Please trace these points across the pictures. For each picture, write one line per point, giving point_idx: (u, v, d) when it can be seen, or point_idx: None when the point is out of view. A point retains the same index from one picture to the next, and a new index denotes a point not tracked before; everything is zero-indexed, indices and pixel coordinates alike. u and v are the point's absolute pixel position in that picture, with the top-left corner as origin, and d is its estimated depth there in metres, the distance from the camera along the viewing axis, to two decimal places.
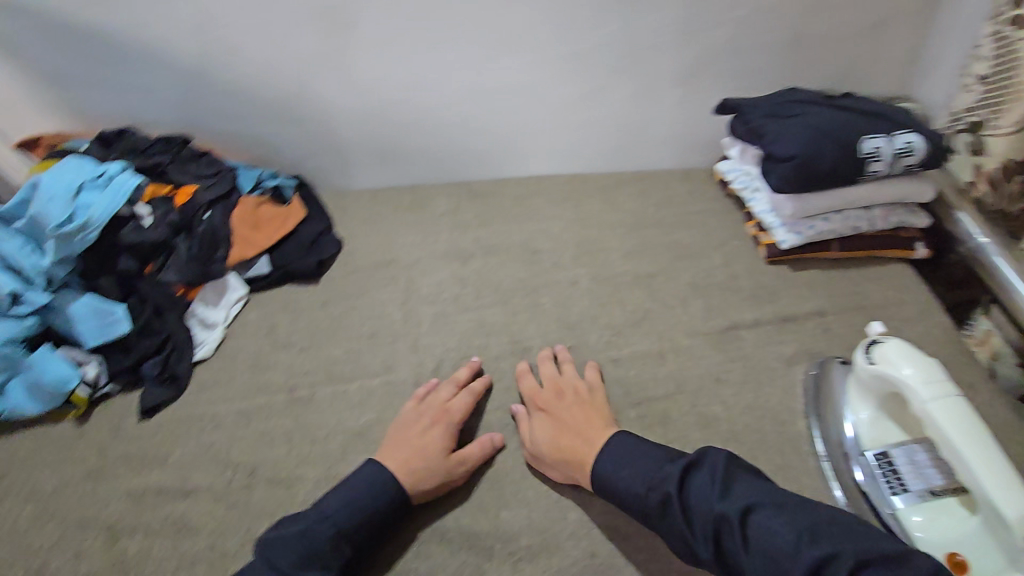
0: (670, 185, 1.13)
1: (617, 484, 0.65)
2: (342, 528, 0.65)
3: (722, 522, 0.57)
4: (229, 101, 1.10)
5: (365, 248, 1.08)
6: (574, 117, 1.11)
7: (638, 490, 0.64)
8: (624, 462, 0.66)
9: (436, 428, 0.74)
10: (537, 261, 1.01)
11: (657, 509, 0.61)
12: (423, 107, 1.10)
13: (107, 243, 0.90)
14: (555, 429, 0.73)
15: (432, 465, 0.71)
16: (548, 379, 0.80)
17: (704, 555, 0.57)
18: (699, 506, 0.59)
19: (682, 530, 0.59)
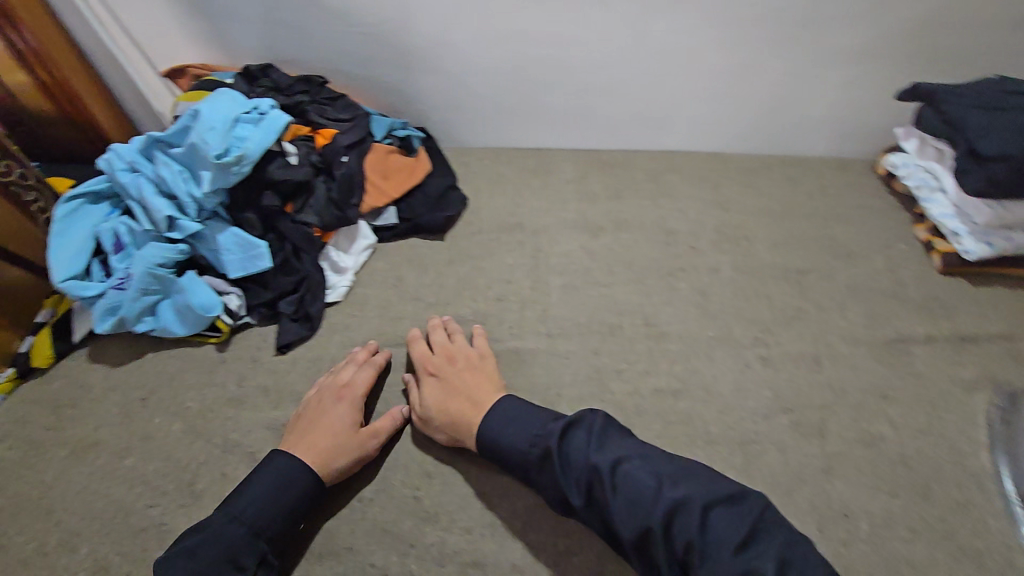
0: (824, 173, 1.03)
1: (504, 441, 0.66)
2: (276, 504, 0.63)
3: (586, 471, 0.59)
4: (364, 44, 1.06)
5: (490, 209, 1.06)
6: (728, 90, 1.01)
7: (526, 444, 0.64)
8: (507, 418, 0.67)
9: (338, 405, 0.72)
10: (673, 241, 0.95)
11: (538, 462, 0.62)
12: (565, 66, 1.03)
13: (256, 178, 0.92)
14: (445, 394, 0.73)
15: (341, 444, 0.68)
16: (440, 346, 0.79)
17: (579, 504, 0.59)
18: (569, 458, 0.61)
19: (558, 480, 0.61)
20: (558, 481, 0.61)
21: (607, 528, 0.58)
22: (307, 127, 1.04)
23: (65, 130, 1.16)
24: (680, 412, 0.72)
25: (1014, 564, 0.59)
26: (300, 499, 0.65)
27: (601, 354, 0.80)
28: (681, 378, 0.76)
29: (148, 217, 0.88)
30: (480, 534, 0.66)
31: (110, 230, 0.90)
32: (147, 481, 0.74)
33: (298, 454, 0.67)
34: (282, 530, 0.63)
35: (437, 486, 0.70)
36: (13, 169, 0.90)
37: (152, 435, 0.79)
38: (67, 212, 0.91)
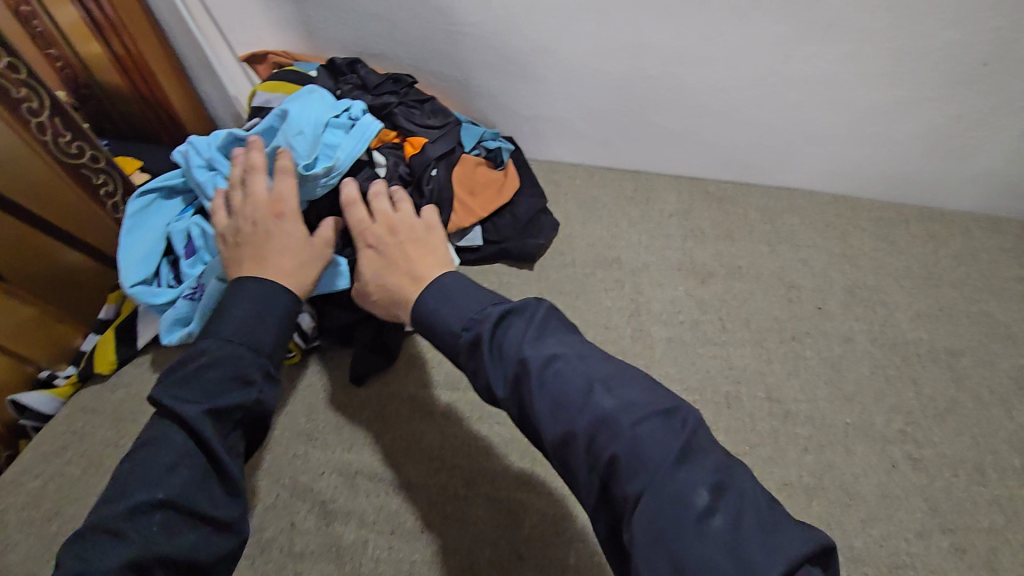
0: (971, 232, 0.90)
1: (433, 322, 0.54)
2: (264, 318, 0.58)
3: (516, 362, 0.46)
4: (459, 44, 0.96)
5: (585, 237, 0.96)
6: (868, 130, 0.88)
7: (455, 329, 0.52)
8: (440, 295, 0.54)
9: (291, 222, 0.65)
10: (795, 298, 0.84)
11: (464, 349, 0.50)
12: (682, 87, 0.91)
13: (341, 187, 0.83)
14: (384, 266, 0.63)
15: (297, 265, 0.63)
16: (384, 215, 0.68)
17: (500, 395, 0.47)
18: (497, 350, 0.48)
19: (481, 369, 0.48)
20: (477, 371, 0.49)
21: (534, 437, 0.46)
22: (393, 132, 0.95)
23: (138, 110, 1.10)
24: (816, 516, 0.62)
25: None
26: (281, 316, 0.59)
27: (717, 430, 0.70)
28: (814, 472, 0.66)
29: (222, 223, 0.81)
30: None
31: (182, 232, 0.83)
32: None
33: (251, 269, 0.61)
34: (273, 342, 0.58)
35: (530, 571, 0.64)
36: (85, 151, 0.83)
37: None
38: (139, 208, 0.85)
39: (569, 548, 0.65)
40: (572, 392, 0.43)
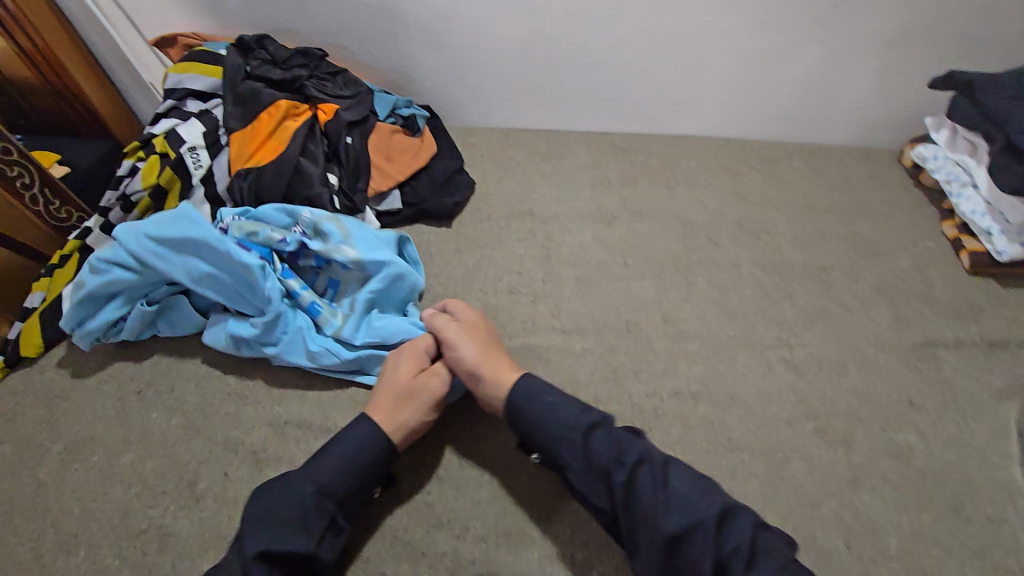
0: (846, 165, 1.00)
1: (545, 423, 0.60)
2: (353, 465, 0.60)
3: (636, 453, 0.57)
4: (369, 15, 0.99)
5: (499, 195, 1.01)
6: (751, 75, 0.97)
7: (568, 418, 0.60)
8: (537, 402, 0.62)
9: (404, 370, 0.68)
10: (691, 234, 0.91)
11: (574, 442, 0.58)
12: (581, 45, 0.97)
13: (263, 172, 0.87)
14: (468, 368, 0.67)
15: (414, 400, 0.66)
16: (464, 324, 0.71)
17: (619, 479, 0.55)
18: (611, 446, 0.57)
19: (604, 469, 0.56)
20: (588, 460, 0.57)
21: (631, 523, 0.54)
22: (305, 104, 0.98)
23: (54, 104, 1.08)
24: (701, 417, 0.69)
25: None
26: (366, 466, 0.61)
27: (618, 353, 0.77)
28: (702, 381, 0.73)
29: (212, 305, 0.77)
30: None
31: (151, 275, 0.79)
32: (145, 479, 0.69)
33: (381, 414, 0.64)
34: (351, 493, 0.60)
35: None
36: None
37: (149, 431, 0.74)
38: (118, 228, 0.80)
39: (484, 467, 0.68)
40: (692, 495, 0.54)
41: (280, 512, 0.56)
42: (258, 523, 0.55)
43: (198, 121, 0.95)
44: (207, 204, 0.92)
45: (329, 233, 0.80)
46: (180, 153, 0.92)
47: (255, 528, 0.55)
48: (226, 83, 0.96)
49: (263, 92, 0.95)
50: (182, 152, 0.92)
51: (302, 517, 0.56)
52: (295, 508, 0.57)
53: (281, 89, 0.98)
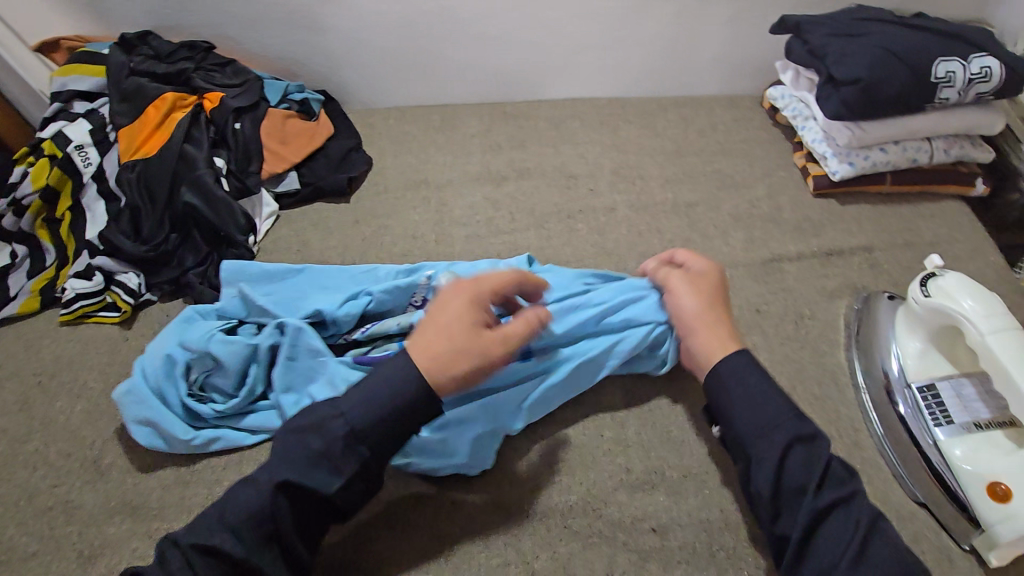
0: (714, 111, 1.08)
1: (739, 420, 0.56)
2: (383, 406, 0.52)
3: (836, 486, 0.52)
4: (248, 5, 1.02)
5: (394, 168, 1.05)
6: (619, 34, 1.04)
7: (764, 422, 0.55)
8: (749, 397, 0.56)
9: (467, 306, 0.56)
10: (573, 185, 0.97)
11: (775, 448, 0.53)
12: (457, 19, 1.02)
13: (153, 165, 0.90)
14: (692, 324, 0.63)
15: (466, 343, 0.54)
16: (694, 276, 0.67)
17: (813, 504, 0.51)
18: (813, 469, 0.52)
19: (803, 500, 0.51)
20: (779, 482, 0.52)
21: (801, 543, 0.50)
22: (193, 95, 0.99)
23: None
24: None
25: (862, 443, 0.63)
26: (409, 419, 0.53)
27: None
28: None
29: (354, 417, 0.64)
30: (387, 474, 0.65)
31: (254, 373, 0.68)
32: (50, 462, 0.72)
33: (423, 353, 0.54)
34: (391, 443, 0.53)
35: None
36: None
37: (54, 418, 0.76)
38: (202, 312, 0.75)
39: None
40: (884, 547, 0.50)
41: (303, 449, 0.51)
42: (286, 458, 0.51)
43: (85, 119, 0.94)
44: (100, 201, 0.91)
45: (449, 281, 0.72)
46: (68, 152, 0.91)
47: (285, 458, 0.51)
48: (109, 80, 0.96)
49: (147, 86, 0.95)
50: (69, 151, 0.91)
51: (327, 458, 0.51)
52: (319, 447, 0.51)
53: (167, 82, 0.99)
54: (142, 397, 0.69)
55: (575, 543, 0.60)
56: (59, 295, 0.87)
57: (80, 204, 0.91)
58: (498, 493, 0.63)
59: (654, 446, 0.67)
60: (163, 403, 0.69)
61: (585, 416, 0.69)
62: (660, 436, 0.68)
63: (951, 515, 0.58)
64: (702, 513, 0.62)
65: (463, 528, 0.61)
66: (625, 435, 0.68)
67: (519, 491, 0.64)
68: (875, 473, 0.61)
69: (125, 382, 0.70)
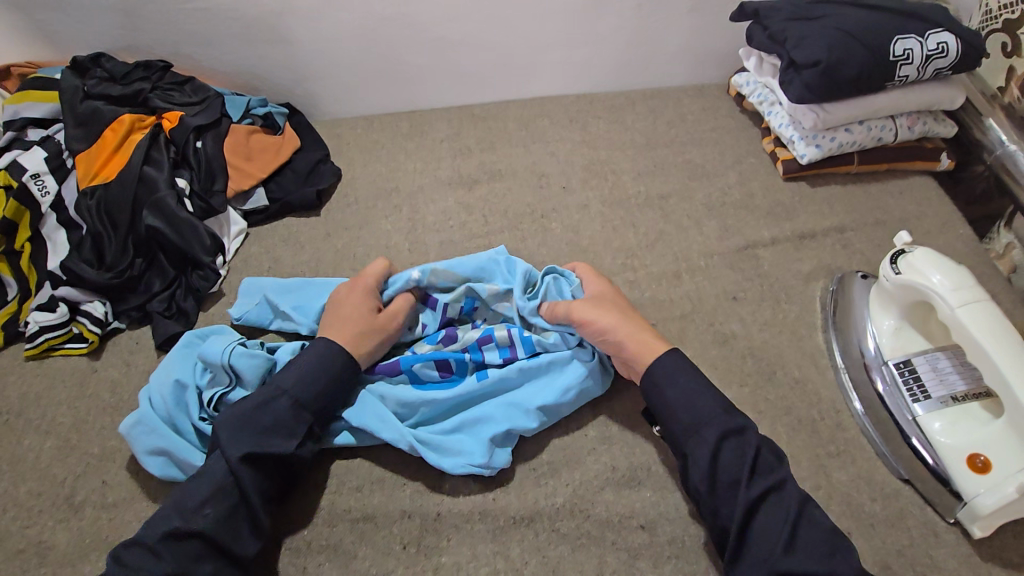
0: (683, 102, 1.08)
1: (675, 417, 0.59)
2: (320, 377, 0.63)
3: (768, 472, 0.55)
4: (202, 20, 0.99)
5: (363, 178, 1.03)
6: (582, 30, 1.04)
7: (695, 418, 0.58)
8: (682, 395, 0.59)
9: (361, 300, 0.69)
10: (544, 185, 0.97)
11: (704, 446, 0.56)
12: (418, 24, 1.01)
13: (112, 191, 0.87)
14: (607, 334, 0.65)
15: (368, 325, 0.67)
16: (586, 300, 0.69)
17: (750, 496, 0.53)
18: (745, 462, 0.55)
19: (739, 494, 0.53)
20: (714, 475, 0.55)
21: (740, 532, 0.53)
22: (151, 116, 0.97)
23: None
24: None
25: (845, 425, 0.64)
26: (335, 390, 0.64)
27: None
28: None
29: (383, 418, 0.65)
30: (370, 490, 0.64)
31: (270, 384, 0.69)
32: (20, 503, 0.69)
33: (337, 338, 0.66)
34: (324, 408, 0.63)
35: None
36: None
37: (22, 457, 0.73)
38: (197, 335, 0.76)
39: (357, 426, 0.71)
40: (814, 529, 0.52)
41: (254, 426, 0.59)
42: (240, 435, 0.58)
43: (40, 147, 0.91)
44: (61, 230, 0.88)
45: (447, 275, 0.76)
46: (23, 182, 0.87)
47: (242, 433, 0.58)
48: (63, 105, 0.93)
49: (103, 109, 0.93)
50: (25, 181, 0.88)
51: (278, 428, 0.60)
52: (270, 423, 0.59)
53: (123, 104, 0.97)
54: (151, 428, 0.66)
55: (564, 546, 0.59)
56: (22, 330, 0.84)
57: (40, 234, 0.88)
58: (484, 500, 0.63)
59: (636, 441, 0.66)
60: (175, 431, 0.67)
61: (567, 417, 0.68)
62: (643, 431, 0.67)
63: (934, 489, 0.58)
64: (691, 506, 0.62)
65: (450, 539, 0.60)
66: (608, 433, 0.67)
67: (505, 498, 0.63)
68: (859, 452, 0.62)
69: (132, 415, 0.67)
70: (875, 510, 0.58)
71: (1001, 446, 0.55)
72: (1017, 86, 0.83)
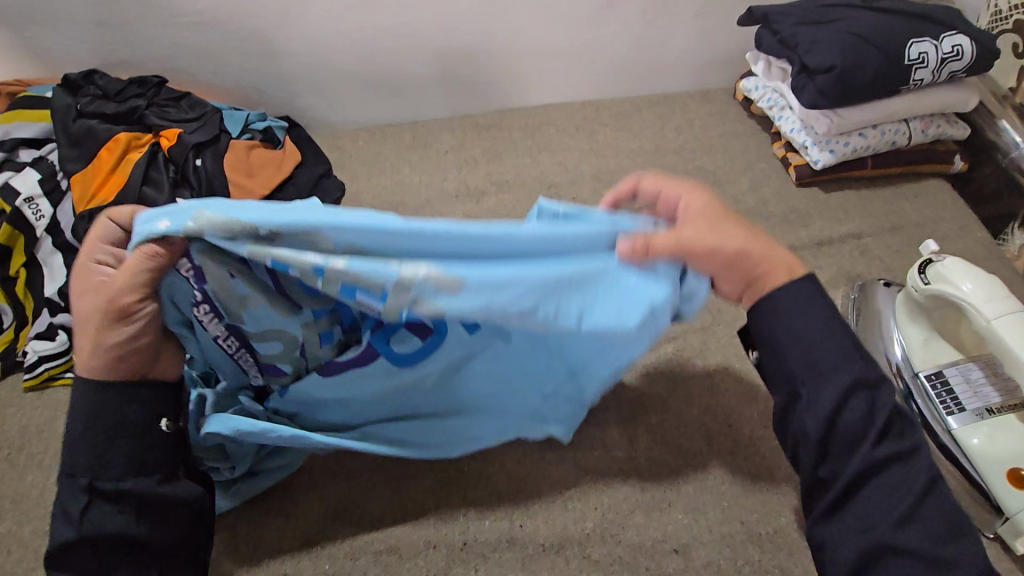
0: (689, 107, 1.07)
1: (795, 356, 0.46)
2: (94, 435, 0.48)
3: (901, 437, 0.44)
4: (198, 34, 0.97)
5: (368, 192, 1.01)
6: (587, 36, 1.02)
7: (821, 362, 0.45)
8: (794, 338, 0.45)
9: (78, 291, 0.49)
10: (554, 196, 0.95)
11: (831, 392, 0.44)
12: (420, 33, 0.99)
13: (111, 215, 0.85)
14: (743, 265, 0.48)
15: (81, 332, 0.48)
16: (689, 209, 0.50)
17: (873, 456, 0.43)
18: (874, 423, 0.43)
19: (862, 456, 0.43)
20: (830, 431, 0.44)
21: (840, 504, 0.44)
22: (148, 134, 0.94)
23: None
24: None
25: None
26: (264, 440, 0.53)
27: None
28: None
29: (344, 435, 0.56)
30: (391, 520, 0.62)
31: None
32: (25, 543, 0.67)
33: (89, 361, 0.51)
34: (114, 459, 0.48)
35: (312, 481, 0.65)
36: None
37: (26, 494, 0.71)
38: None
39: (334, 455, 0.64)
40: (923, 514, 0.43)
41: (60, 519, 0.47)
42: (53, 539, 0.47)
43: (33, 169, 0.88)
44: (57, 254, 0.85)
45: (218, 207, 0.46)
46: (17, 206, 0.85)
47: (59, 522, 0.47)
48: (56, 126, 0.90)
49: (98, 128, 0.90)
50: (18, 205, 0.85)
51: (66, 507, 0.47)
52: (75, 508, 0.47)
53: (118, 122, 0.94)
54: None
55: (596, 573, 0.58)
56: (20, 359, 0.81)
57: (35, 259, 0.85)
58: (511, 528, 0.61)
59: (663, 461, 0.65)
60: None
61: (591, 438, 0.67)
62: (669, 450, 0.66)
63: (970, 504, 0.57)
64: (723, 527, 0.60)
65: (478, 570, 0.59)
66: (635, 453, 0.66)
67: (532, 524, 0.61)
68: None
69: None
70: None
71: None
72: None
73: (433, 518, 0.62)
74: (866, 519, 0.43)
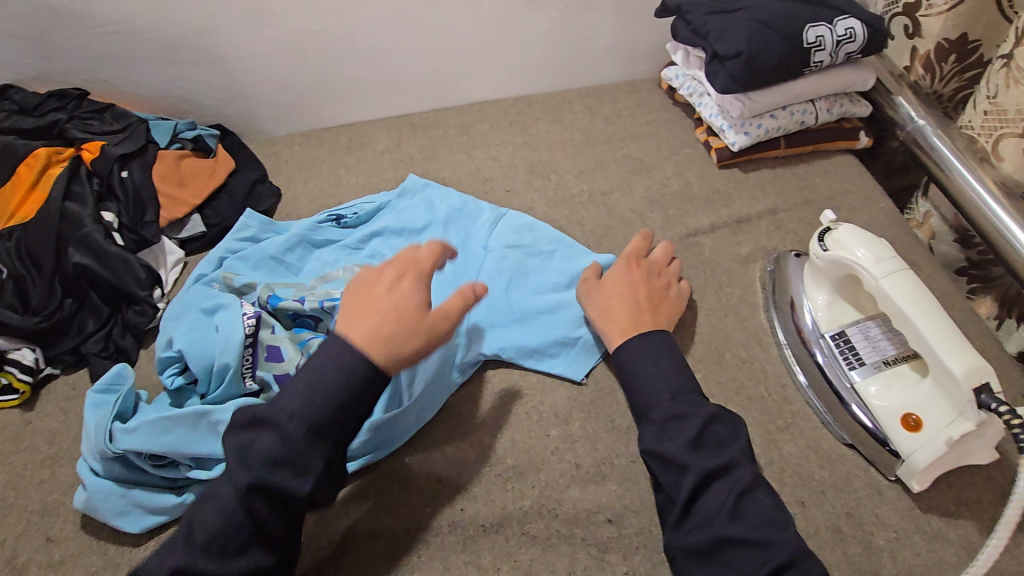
0: (617, 97, 1.10)
1: (645, 378, 0.60)
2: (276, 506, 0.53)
3: (718, 454, 0.54)
4: (118, 44, 0.95)
5: (305, 196, 1.01)
6: (514, 32, 1.05)
7: (649, 398, 0.59)
8: (641, 375, 0.60)
9: (392, 284, 0.60)
10: (489, 190, 0.97)
11: (651, 425, 0.57)
12: (347, 34, 0.99)
13: (33, 233, 0.82)
14: (608, 314, 0.67)
15: (403, 323, 0.57)
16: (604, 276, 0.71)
17: (703, 465, 0.53)
18: (691, 435, 0.55)
19: (689, 474, 0.53)
20: (661, 457, 0.55)
21: (687, 505, 0.53)
22: (70, 147, 0.92)
23: None
24: None
25: (790, 398, 0.67)
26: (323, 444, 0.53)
27: None
28: None
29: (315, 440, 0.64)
30: (334, 515, 0.62)
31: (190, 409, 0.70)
32: None
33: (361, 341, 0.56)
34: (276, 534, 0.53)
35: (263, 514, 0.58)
36: None
37: None
38: (115, 379, 0.70)
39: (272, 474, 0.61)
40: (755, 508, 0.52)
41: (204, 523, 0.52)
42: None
43: None
44: None
45: (235, 268, 0.80)
46: None
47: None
48: None
49: (15, 144, 0.88)
50: None
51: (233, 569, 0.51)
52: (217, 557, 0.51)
53: (36, 137, 0.91)
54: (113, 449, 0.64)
55: (534, 548, 0.60)
56: None
57: None
58: (452, 512, 0.62)
59: (597, 438, 0.67)
60: (150, 464, 0.65)
61: (527, 421, 0.69)
62: (602, 426, 0.68)
63: (875, 451, 0.62)
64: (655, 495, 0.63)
65: (420, 556, 0.60)
66: (571, 432, 0.68)
67: (472, 507, 0.63)
68: (805, 423, 0.65)
69: (82, 490, 0.65)
70: (824, 477, 0.61)
71: (931, 403, 0.58)
72: (921, 64, 0.90)
73: (375, 509, 0.63)
74: (705, 520, 0.52)
